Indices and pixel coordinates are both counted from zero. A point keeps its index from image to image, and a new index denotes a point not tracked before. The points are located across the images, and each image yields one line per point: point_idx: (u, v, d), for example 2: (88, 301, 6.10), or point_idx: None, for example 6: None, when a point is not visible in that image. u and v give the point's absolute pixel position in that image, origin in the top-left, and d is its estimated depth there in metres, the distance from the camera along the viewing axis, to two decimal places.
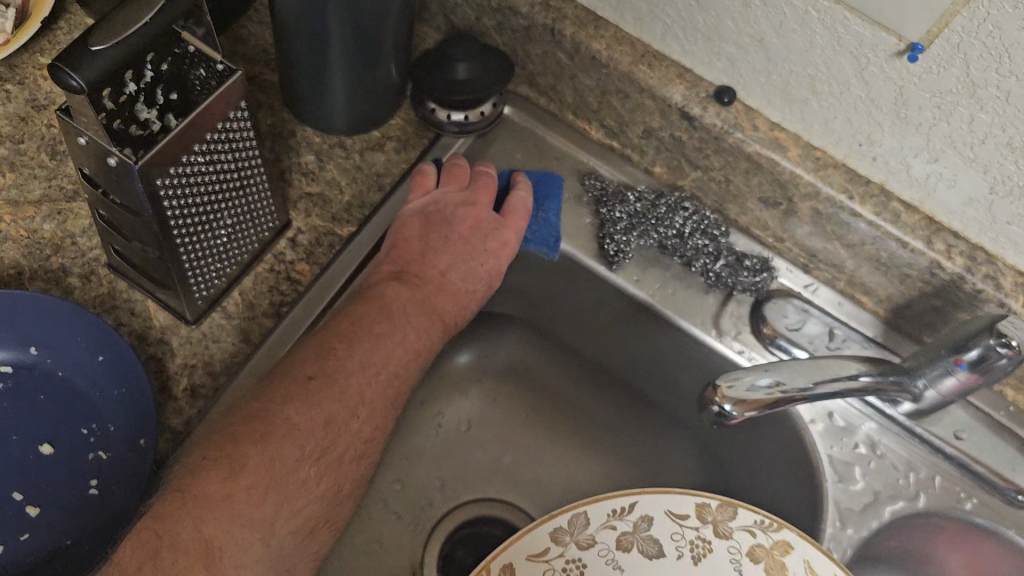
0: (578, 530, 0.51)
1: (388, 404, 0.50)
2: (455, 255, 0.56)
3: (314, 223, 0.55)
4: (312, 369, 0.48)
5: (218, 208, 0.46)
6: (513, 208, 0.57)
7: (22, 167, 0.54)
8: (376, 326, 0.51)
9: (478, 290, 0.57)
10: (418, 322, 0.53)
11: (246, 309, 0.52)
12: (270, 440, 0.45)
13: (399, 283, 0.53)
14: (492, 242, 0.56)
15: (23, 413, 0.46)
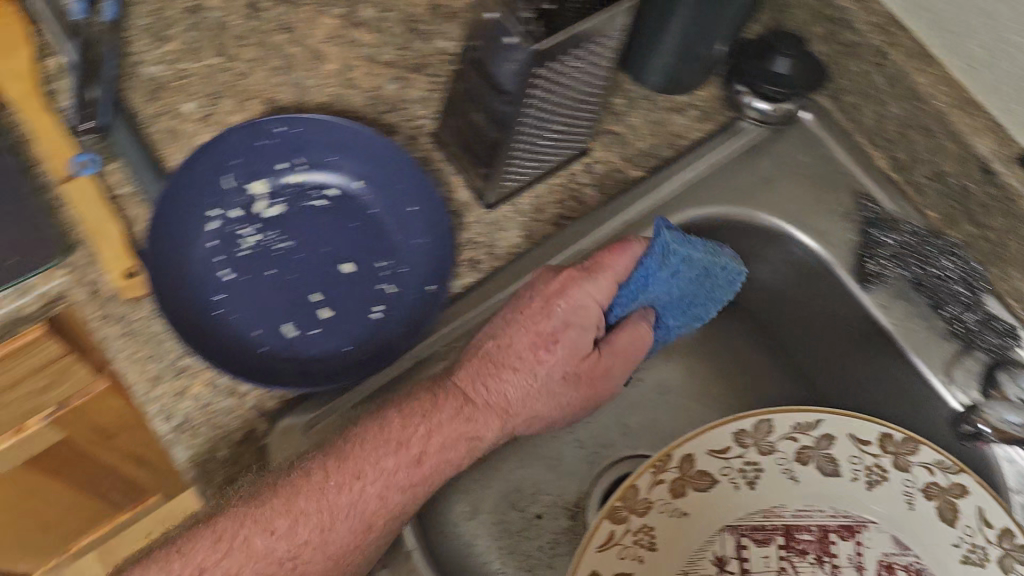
0: (760, 435, 0.53)
1: (360, 501, 0.46)
2: (501, 374, 0.50)
3: (610, 158, 0.59)
4: (231, 524, 0.45)
5: (553, 115, 0.50)
6: (568, 297, 0.50)
7: (382, 32, 0.60)
8: (339, 464, 0.46)
9: (515, 404, 0.50)
10: (382, 453, 0.47)
11: (535, 211, 0.56)
12: (200, 541, 0.45)
13: (406, 399, 0.49)
14: (560, 335, 0.50)
15: (340, 233, 0.53)
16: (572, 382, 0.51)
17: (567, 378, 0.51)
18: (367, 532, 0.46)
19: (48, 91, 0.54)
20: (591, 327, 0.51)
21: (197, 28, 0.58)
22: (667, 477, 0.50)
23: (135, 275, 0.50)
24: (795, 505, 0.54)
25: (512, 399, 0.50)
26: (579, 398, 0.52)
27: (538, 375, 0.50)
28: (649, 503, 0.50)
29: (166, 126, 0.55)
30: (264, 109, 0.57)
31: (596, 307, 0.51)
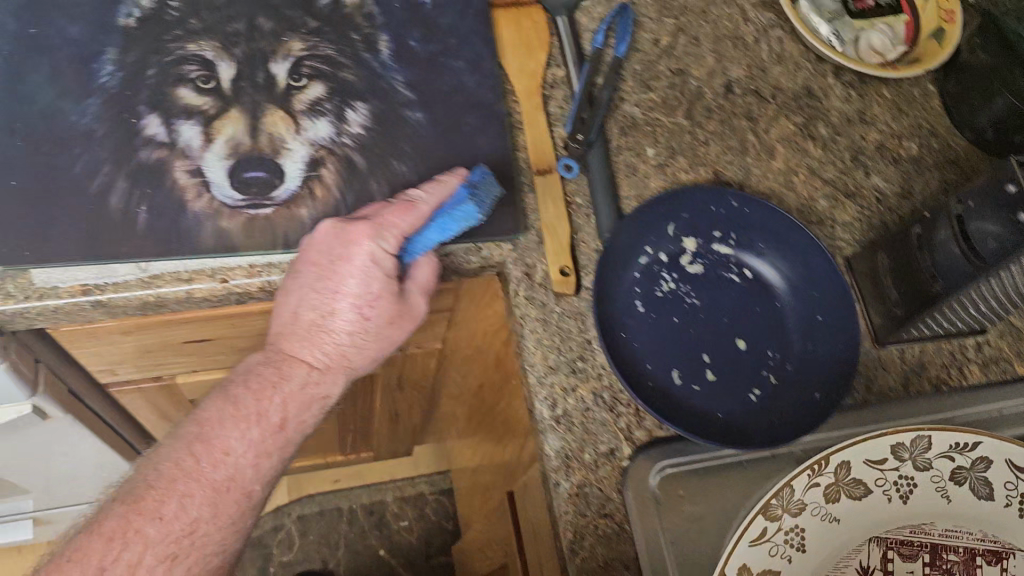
0: (918, 452, 0.50)
1: (219, 463, 0.46)
2: (290, 289, 0.49)
3: (999, 346, 0.60)
4: (156, 478, 0.45)
5: (996, 294, 0.52)
6: (353, 244, 0.47)
7: (829, 150, 0.64)
8: (202, 441, 0.46)
9: (321, 362, 0.49)
10: (237, 428, 0.46)
11: (919, 365, 0.58)
12: (102, 524, 0.43)
13: (254, 370, 0.48)
14: (348, 254, 0.47)
15: (746, 313, 0.57)
16: (364, 330, 0.49)
17: (366, 312, 0.48)
18: (256, 485, 0.47)
19: (548, 93, 0.61)
20: (388, 269, 0.48)
21: (676, 90, 0.63)
22: (822, 481, 0.49)
23: (568, 273, 0.55)
24: (943, 524, 0.49)
25: (308, 328, 0.48)
26: (374, 337, 0.50)
27: (333, 302, 0.48)
28: (803, 504, 0.48)
29: (626, 162, 0.60)
30: (709, 178, 0.61)
31: (399, 224, 0.48)
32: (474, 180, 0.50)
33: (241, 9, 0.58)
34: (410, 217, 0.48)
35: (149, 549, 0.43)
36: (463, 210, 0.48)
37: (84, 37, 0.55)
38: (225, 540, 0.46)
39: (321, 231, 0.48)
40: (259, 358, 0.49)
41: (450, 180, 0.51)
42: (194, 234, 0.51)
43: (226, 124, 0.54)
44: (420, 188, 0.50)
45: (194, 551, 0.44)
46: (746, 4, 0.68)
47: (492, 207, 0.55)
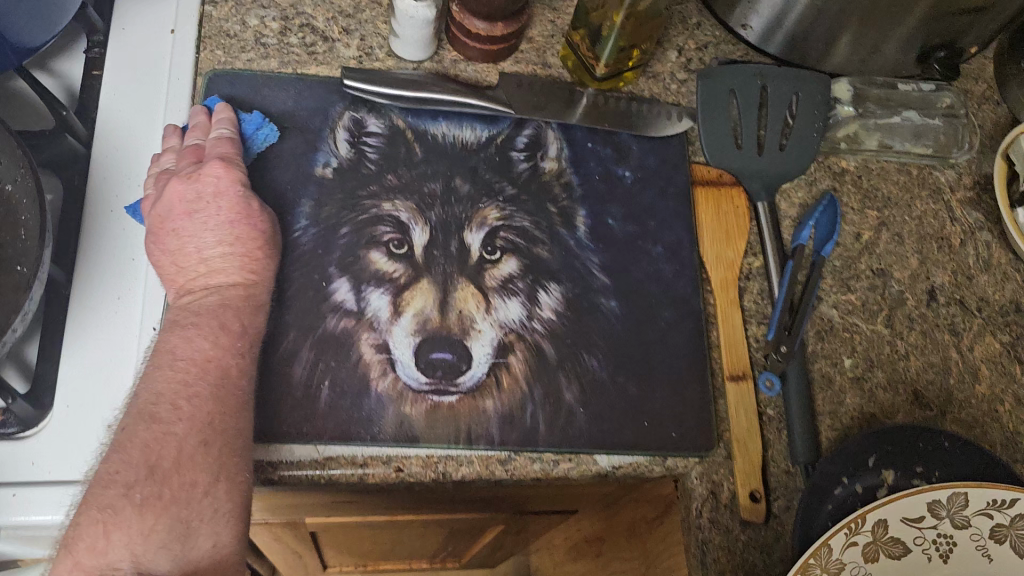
0: (956, 508, 0.46)
1: (204, 370, 0.44)
2: (182, 240, 0.49)
3: None
4: (158, 396, 0.43)
5: None
6: (214, 181, 0.50)
7: None
8: (170, 354, 0.45)
9: (228, 279, 0.48)
10: (204, 337, 0.45)
11: None
12: (132, 439, 0.41)
13: (199, 302, 0.47)
14: (206, 181, 0.49)
15: None
16: (242, 250, 0.48)
17: (244, 224, 0.49)
18: (243, 374, 0.45)
19: (744, 285, 0.57)
20: (243, 185, 0.50)
21: (876, 292, 0.59)
22: (859, 540, 0.44)
23: (757, 500, 0.51)
24: None
25: (214, 265, 0.48)
26: (261, 239, 0.49)
27: (207, 235, 0.49)
28: (844, 566, 0.44)
29: (822, 372, 0.56)
30: (908, 399, 0.56)
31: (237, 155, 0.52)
32: (267, 134, 0.53)
33: (439, 168, 0.55)
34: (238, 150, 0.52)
35: (184, 440, 0.42)
36: (263, 127, 0.53)
37: (280, 185, 0.53)
38: (242, 422, 0.44)
39: (172, 190, 0.49)
40: (190, 299, 0.48)
41: (224, 115, 0.53)
42: (376, 420, 0.48)
43: (415, 296, 0.51)
44: (219, 130, 0.52)
45: (220, 436, 0.42)
46: (954, 199, 0.63)
47: (682, 416, 0.52)
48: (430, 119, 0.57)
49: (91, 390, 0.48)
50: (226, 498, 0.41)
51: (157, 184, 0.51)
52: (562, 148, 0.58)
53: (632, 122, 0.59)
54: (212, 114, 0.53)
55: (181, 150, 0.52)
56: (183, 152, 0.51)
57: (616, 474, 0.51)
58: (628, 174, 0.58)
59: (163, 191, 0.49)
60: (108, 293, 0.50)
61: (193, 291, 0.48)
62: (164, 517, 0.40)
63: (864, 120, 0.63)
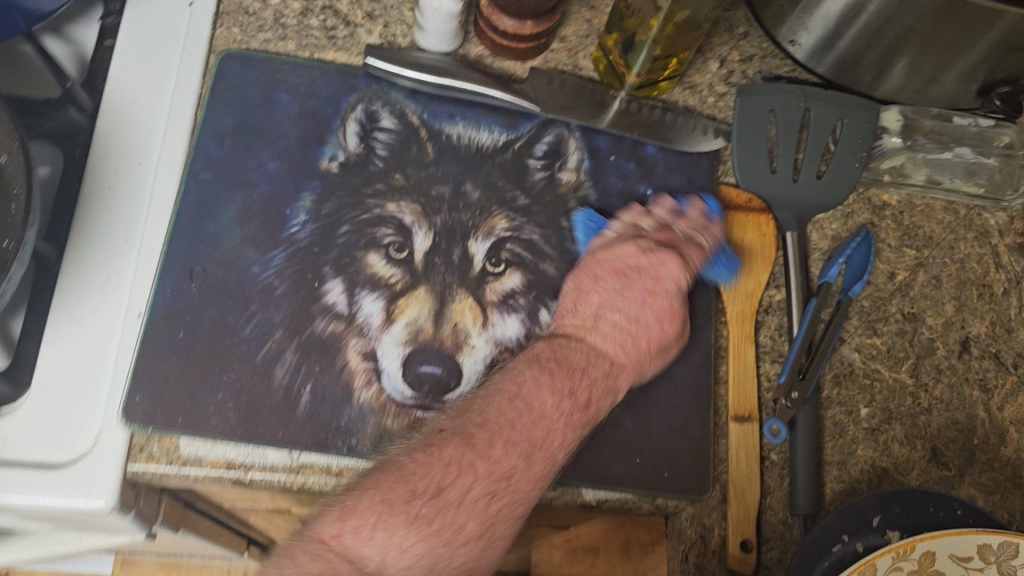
0: (1005, 556, 0.42)
1: (535, 423, 0.43)
2: (596, 288, 0.50)
3: None
4: (485, 423, 0.43)
5: None
6: (656, 269, 0.50)
7: None
8: (518, 385, 0.44)
9: (604, 344, 0.48)
10: (553, 392, 0.44)
11: None
12: (441, 449, 0.42)
13: (566, 348, 0.47)
14: (652, 256, 0.50)
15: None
16: (635, 335, 0.48)
17: (659, 320, 0.49)
18: (562, 446, 0.44)
19: (762, 318, 0.54)
20: (678, 288, 0.50)
21: (905, 338, 0.55)
22: (904, 566, 0.41)
23: (748, 551, 0.48)
24: None
25: (606, 327, 0.48)
26: (657, 337, 0.49)
27: (614, 304, 0.49)
28: None
29: (835, 420, 0.53)
30: (925, 457, 0.53)
31: (689, 264, 0.51)
32: (722, 277, 0.53)
33: (450, 170, 0.53)
34: (700, 258, 0.52)
35: (476, 483, 0.41)
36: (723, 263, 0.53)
37: (280, 174, 0.51)
38: (533, 491, 0.43)
39: (627, 248, 0.51)
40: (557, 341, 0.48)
41: (696, 211, 0.54)
42: (354, 432, 0.47)
43: (410, 304, 0.49)
44: (699, 233, 0.53)
45: (509, 493, 0.42)
46: (1000, 244, 0.59)
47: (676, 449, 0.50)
48: (447, 117, 0.54)
49: (67, 374, 0.47)
50: (478, 555, 0.42)
51: (621, 233, 0.52)
52: (582, 159, 0.55)
53: (662, 134, 0.56)
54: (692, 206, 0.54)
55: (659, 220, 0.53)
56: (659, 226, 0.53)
57: (602, 507, 0.49)
58: (650, 193, 0.55)
59: (620, 241, 0.51)
60: (96, 276, 0.49)
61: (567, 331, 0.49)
62: (422, 543, 0.40)
63: (912, 154, 0.59)
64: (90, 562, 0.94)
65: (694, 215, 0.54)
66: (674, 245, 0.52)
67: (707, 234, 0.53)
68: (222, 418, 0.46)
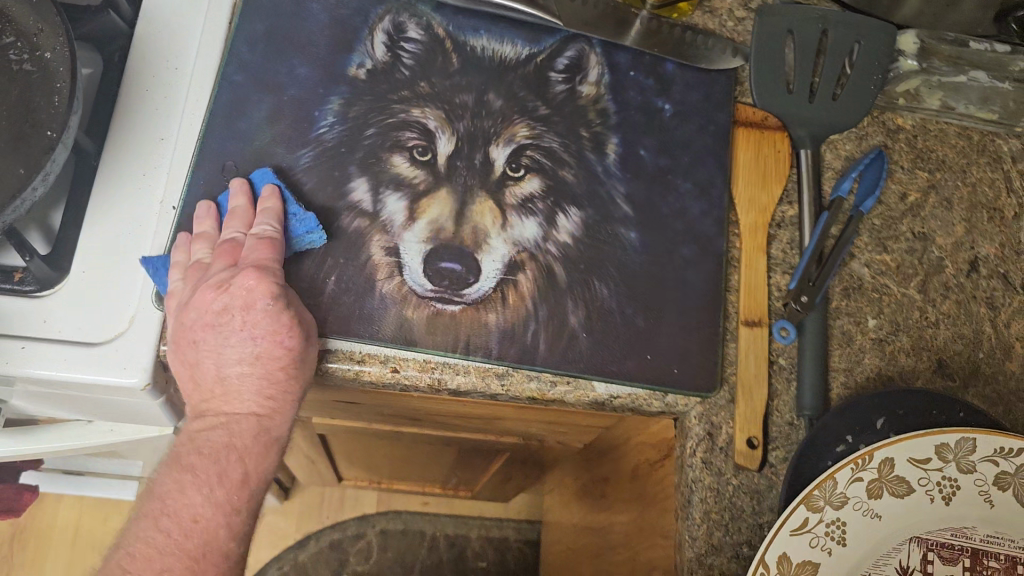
0: (961, 454, 0.44)
1: (189, 527, 0.43)
2: (201, 353, 0.45)
3: None
4: (173, 493, 0.44)
5: None
6: (241, 291, 0.45)
7: None
8: (160, 500, 0.44)
9: (239, 404, 0.46)
10: (197, 488, 0.44)
11: None
12: (147, 532, 0.43)
13: (203, 434, 0.46)
14: (230, 290, 0.45)
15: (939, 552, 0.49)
16: (262, 370, 0.45)
17: (271, 338, 0.45)
18: (233, 527, 0.45)
19: (774, 232, 0.55)
20: (274, 295, 0.45)
21: (914, 256, 0.57)
22: (864, 476, 0.44)
23: (755, 447, 0.50)
24: (988, 531, 0.44)
25: (234, 384, 0.46)
26: (285, 358, 0.45)
27: (227, 347, 0.46)
28: (844, 499, 0.43)
29: (843, 329, 0.54)
30: (931, 368, 0.54)
31: (275, 258, 0.47)
32: (318, 236, 0.49)
33: (474, 80, 0.55)
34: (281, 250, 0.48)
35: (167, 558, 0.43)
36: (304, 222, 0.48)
37: (310, 79, 0.54)
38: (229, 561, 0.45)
39: (200, 299, 0.45)
40: (197, 425, 0.46)
41: (270, 205, 0.48)
42: (377, 320, 0.48)
43: (432, 204, 0.51)
44: (260, 218, 0.48)
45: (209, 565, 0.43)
46: (1013, 169, 0.60)
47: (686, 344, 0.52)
48: (472, 31, 0.56)
49: (103, 257, 0.49)
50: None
51: (185, 278, 0.47)
52: (602, 74, 0.57)
53: (682, 52, 0.58)
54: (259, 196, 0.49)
55: (217, 243, 0.49)
56: (216, 247, 0.48)
57: (613, 403, 0.50)
58: (667, 108, 0.57)
59: (190, 295, 0.46)
60: (133, 172, 0.51)
61: (201, 416, 0.46)
62: None
63: (927, 76, 0.59)
64: (111, 488, 0.96)
65: (248, 203, 0.49)
66: (247, 263, 0.47)
67: (270, 203, 0.48)
68: None
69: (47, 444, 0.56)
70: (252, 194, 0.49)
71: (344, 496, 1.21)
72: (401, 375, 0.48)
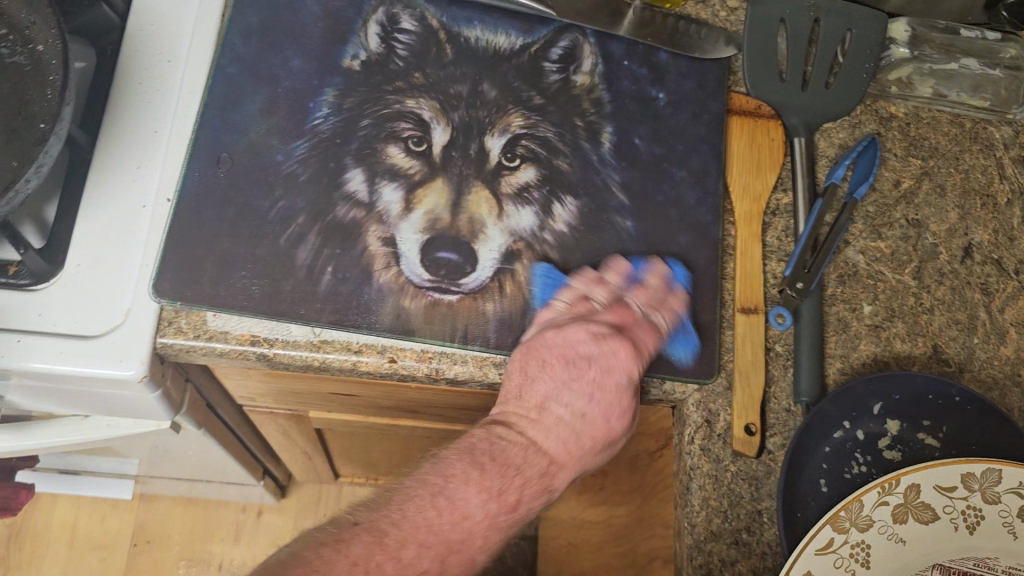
0: (987, 484, 0.45)
1: (455, 524, 0.42)
2: (541, 374, 0.47)
3: None
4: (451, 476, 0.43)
5: None
6: (613, 363, 0.47)
7: None
8: (443, 477, 0.43)
9: (544, 440, 0.47)
10: (480, 488, 0.43)
11: None
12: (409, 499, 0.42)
13: (505, 439, 0.46)
14: (601, 347, 0.47)
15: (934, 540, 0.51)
16: (576, 428, 0.47)
17: (604, 408, 0.47)
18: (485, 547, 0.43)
19: (769, 221, 0.56)
20: (632, 377, 0.48)
21: (909, 243, 0.57)
22: (891, 500, 0.45)
23: (753, 435, 0.50)
24: (1010, 562, 0.45)
25: (550, 422, 0.47)
26: (602, 435, 0.48)
27: (565, 391, 0.47)
28: (870, 522, 0.44)
29: (839, 316, 0.54)
30: (926, 354, 0.54)
31: (651, 350, 0.49)
32: (686, 353, 0.51)
33: (468, 70, 0.55)
34: (658, 339, 0.50)
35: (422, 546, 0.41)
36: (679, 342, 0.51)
37: (305, 71, 0.54)
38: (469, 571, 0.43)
39: (574, 332, 0.48)
40: (502, 432, 0.47)
41: (672, 304, 0.52)
42: (374, 310, 0.48)
43: (428, 194, 0.51)
44: (654, 311, 0.51)
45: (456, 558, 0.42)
46: (1005, 156, 0.61)
47: (683, 330, 0.52)
48: (466, 22, 0.56)
49: (101, 249, 0.48)
50: None
51: (571, 305, 0.50)
52: (597, 64, 0.57)
53: (676, 41, 0.58)
54: (665, 287, 0.52)
55: (608, 295, 0.51)
56: (611, 301, 0.50)
57: None
58: (661, 97, 0.57)
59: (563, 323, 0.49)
60: (128, 163, 0.50)
61: (511, 427, 0.47)
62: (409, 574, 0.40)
63: (919, 64, 0.61)
64: (106, 487, 0.95)
65: (651, 278, 0.52)
66: (630, 334, 0.49)
67: (672, 298, 0.52)
68: (247, 295, 0.48)
69: (47, 433, 0.56)
70: (666, 289, 0.53)
71: None
72: (398, 365, 0.48)
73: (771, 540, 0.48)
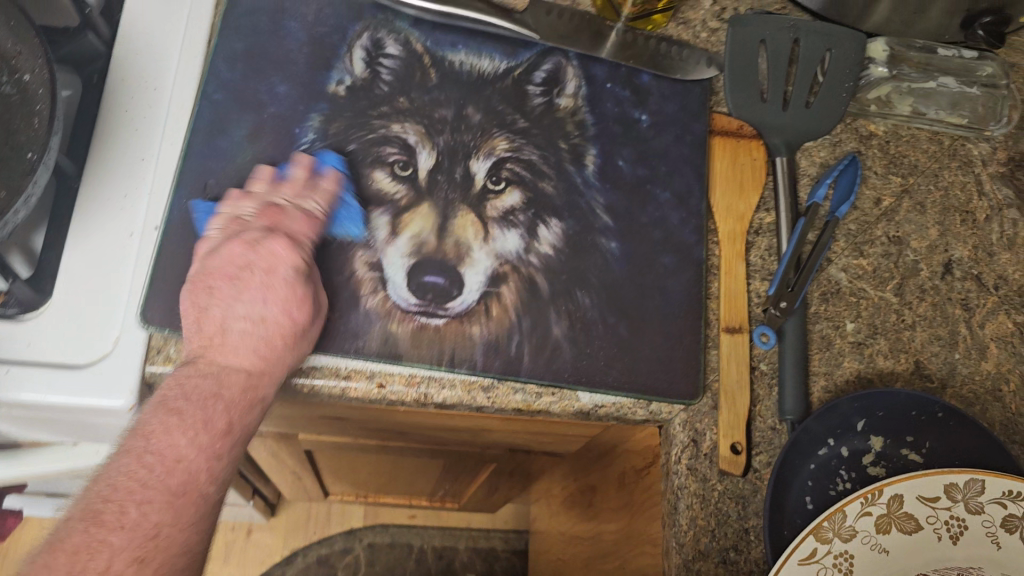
0: (971, 494, 0.46)
1: (170, 470, 0.39)
2: (217, 298, 0.45)
3: None
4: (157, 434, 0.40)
5: None
6: (273, 253, 0.46)
7: None
8: (144, 440, 0.40)
9: (235, 360, 0.44)
10: (184, 430, 0.40)
11: None
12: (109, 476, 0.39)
13: (191, 379, 0.42)
14: (247, 245, 0.47)
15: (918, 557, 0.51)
16: (265, 336, 0.44)
17: (279, 308, 0.45)
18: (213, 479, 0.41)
19: (752, 240, 0.56)
20: (297, 268, 0.46)
21: (890, 260, 0.58)
22: (874, 510, 0.45)
23: (739, 453, 0.50)
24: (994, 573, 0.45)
25: (235, 339, 0.44)
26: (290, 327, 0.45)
27: (242, 302, 0.45)
28: (853, 532, 0.45)
29: (823, 333, 0.55)
30: (909, 369, 0.55)
31: (305, 241, 0.48)
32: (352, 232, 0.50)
33: (452, 95, 0.55)
34: (313, 228, 0.49)
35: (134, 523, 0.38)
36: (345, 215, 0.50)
37: (290, 97, 0.54)
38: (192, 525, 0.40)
39: (231, 249, 0.47)
40: (185, 372, 0.43)
41: (327, 186, 0.51)
42: (363, 334, 0.48)
43: (414, 219, 0.51)
44: (309, 201, 0.50)
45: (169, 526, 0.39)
46: (984, 173, 0.61)
47: (316, 161, 0.52)
48: (450, 46, 0.57)
49: (88, 278, 0.49)
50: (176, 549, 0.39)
51: (225, 231, 0.48)
52: (580, 86, 0.57)
53: (658, 63, 0.59)
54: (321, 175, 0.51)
55: (262, 201, 0.49)
56: (262, 207, 0.49)
57: (598, 413, 0.51)
58: (644, 118, 0.58)
59: (220, 245, 0.47)
60: (114, 192, 0.51)
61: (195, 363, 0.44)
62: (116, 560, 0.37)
63: (898, 82, 0.62)
64: None
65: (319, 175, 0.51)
66: (283, 231, 0.48)
67: (330, 188, 0.51)
68: None
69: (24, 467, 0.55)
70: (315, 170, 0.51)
71: (332, 509, 1.21)
72: (386, 391, 0.48)
73: (758, 558, 0.49)
